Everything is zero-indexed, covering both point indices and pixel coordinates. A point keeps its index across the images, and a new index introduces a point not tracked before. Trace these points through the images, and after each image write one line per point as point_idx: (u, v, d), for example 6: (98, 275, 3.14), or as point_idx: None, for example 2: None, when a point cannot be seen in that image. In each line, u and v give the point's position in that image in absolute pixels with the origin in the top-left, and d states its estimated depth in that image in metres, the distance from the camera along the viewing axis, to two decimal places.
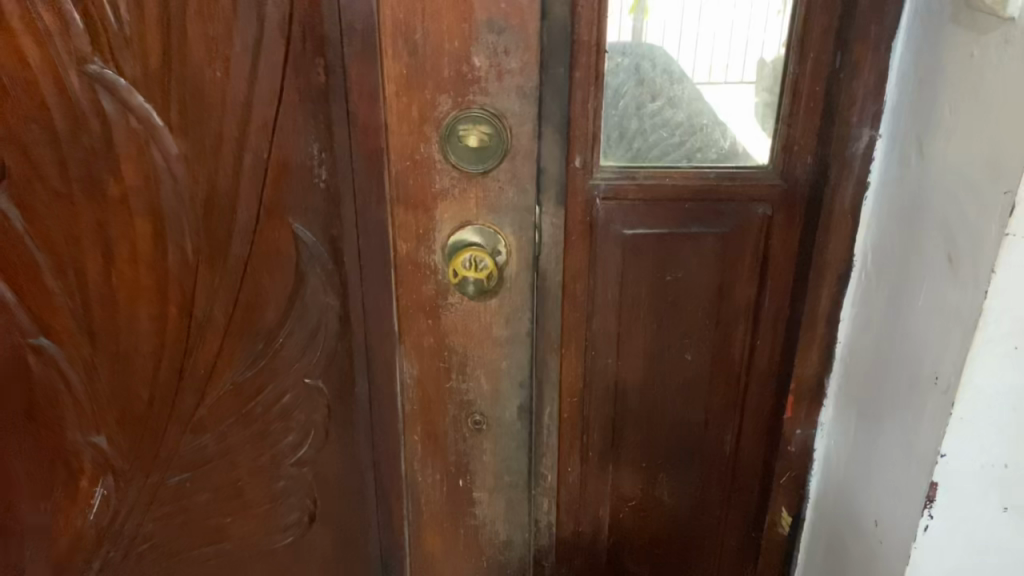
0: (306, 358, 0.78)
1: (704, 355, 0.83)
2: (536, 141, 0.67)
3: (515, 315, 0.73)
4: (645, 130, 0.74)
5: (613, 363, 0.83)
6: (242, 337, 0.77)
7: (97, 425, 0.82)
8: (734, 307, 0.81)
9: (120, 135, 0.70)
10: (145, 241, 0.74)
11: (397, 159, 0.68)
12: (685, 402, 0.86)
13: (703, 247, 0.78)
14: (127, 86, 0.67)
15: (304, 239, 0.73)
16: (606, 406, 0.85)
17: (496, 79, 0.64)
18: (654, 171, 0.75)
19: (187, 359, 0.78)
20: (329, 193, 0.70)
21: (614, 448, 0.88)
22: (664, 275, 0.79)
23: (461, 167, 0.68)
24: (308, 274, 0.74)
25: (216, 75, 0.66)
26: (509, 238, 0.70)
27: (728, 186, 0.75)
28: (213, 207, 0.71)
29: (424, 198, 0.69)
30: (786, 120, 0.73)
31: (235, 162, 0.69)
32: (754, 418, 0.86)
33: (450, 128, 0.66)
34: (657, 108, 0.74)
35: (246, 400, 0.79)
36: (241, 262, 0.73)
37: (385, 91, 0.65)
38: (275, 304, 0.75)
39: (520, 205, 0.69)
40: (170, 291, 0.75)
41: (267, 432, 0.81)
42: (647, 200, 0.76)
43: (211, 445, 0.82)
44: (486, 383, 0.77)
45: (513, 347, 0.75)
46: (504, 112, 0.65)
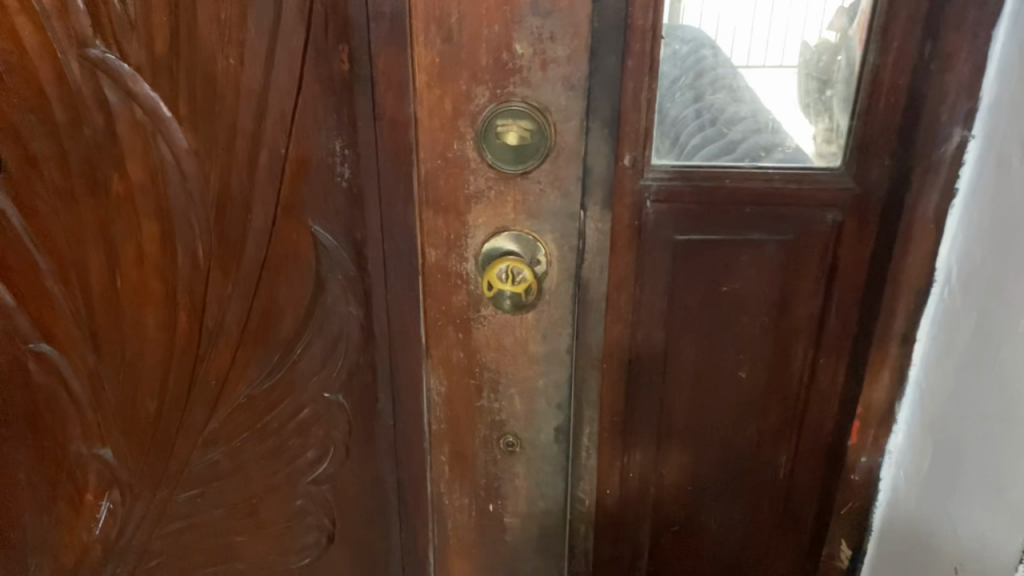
0: (326, 372, 0.71)
1: (759, 373, 0.76)
2: (582, 139, 0.60)
3: (554, 331, 0.67)
4: (705, 126, 0.67)
5: (660, 378, 0.77)
6: (259, 347, 0.70)
7: (103, 437, 0.77)
8: (795, 321, 0.74)
9: (124, 127, 0.63)
10: (151, 243, 0.67)
11: (426, 156, 0.61)
12: (736, 422, 0.79)
13: (763, 257, 0.71)
14: (131, 73, 0.61)
15: (326, 244, 0.66)
16: (650, 426, 0.79)
17: (541, 69, 0.57)
18: (711, 171, 0.68)
19: (198, 370, 0.72)
20: (352, 195, 0.64)
21: (657, 469, 0.82)
22: (718, 285, 0.73)
23: (499, 168, 0.61)
24: (328, 281, 0.68)
25: (229, 62, 0.60)
26: (550, 245, 0.63)
27: (795, 189, 0.68)
28: (226, 207, 0.65)
29: (456, 202, 0.62)
30: (862, 116, 0.65)
31: (251, 158, 0.63)
32: (811, 443, 0.79)
33: (488, 124, 0.59)
34: (717, 101, 0.67)
35: (261, 414, 0.73)
36: (256, 268, 0.67)
37: (416, 83, 0.59)
38: (293, 312, 0.69)
39: (563, 211, 0.62)
40: (179, 297, 0.69)
41: (284, 447, 0.75)
42: (702, 203, 0.69)
43: (224, 461, 0.76)
44: (520, 403, 0.70)
45: (550, 365, 0.68)
46: (548, 106, 0.58)
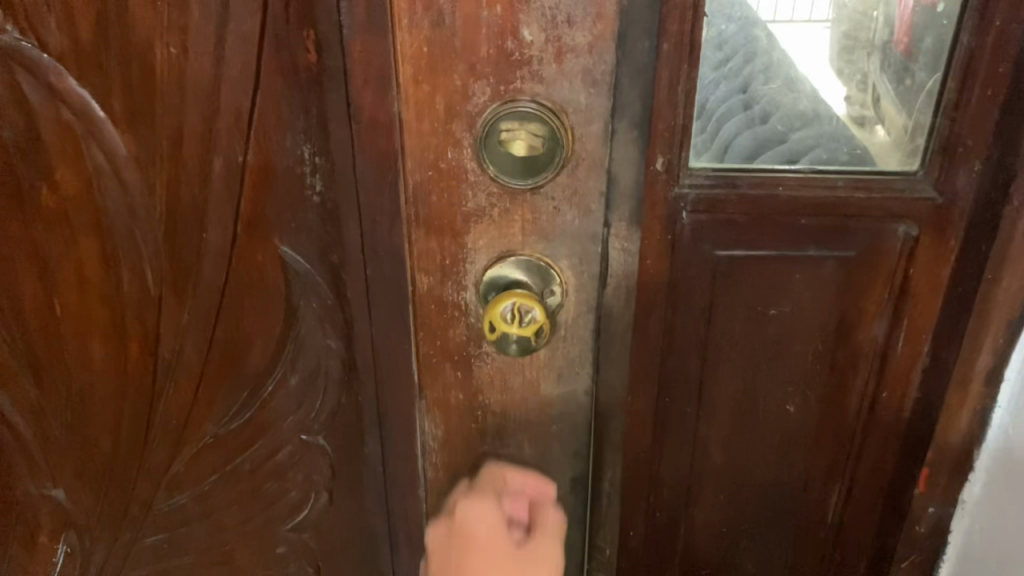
0: (304, 411, 0.61)
1: (809, 408, 0.66)
2: (606, 146, 0.49)
3: (571, 370, 0.56)
4: (755, 122, 0.56)
5: (694, 412, 0.66)
6: (225, 384, 0.60)
7: (54, 477, 0.67)
8: (854, 350, 0.63)
9: (50, 132, 0.53)
10: (91, 266, 0.57)
11: (414, 166, 0.50)
12: (781, 460, 0.69)
13: (819, 276, 0.60)
14: (53, 64, 0.51)
15: (295, 266, 0.56)
16: (682, 461, 0.69)
17: (555, 60, 0.46)
18: (762, 177, 0.57)
19: (155, 408, 0.62)
20: (326, 211, 0.53)
21: (688, 508, 0.71)
22: (764, 307, 0.62)
23: (503, 181, 0.50)
24: (301, 311, 0.57)
25: (170, 52, 0.49)
26: (565, 274, 0.53)
27: (862, 199, 0.57)
28: (176, 224, 0.54)
29: (451, 221, 0.52)
30: (950, 112, 0.54)
31: (202, 167, 0.52)
32: (868, 486, 0.68)
33: (489, 128, 0.48)
34: (771, 92, 0.56)
35: (232, 456, 0.63)
36: (214, 294, 0.57)
37: (401, 76, 0.47)
38: (262, 344, 0.58)
39: (583, 230, 0.51)
40: (129, 326, 0.59)
41: (259, 491, 0.65)
42: (750, 215, 0.58)
43: (192, 505, 0.66)
44: (530, 447, 0.59)
45: (568, 408, 0.58)
46: (564, 106, 0.47)
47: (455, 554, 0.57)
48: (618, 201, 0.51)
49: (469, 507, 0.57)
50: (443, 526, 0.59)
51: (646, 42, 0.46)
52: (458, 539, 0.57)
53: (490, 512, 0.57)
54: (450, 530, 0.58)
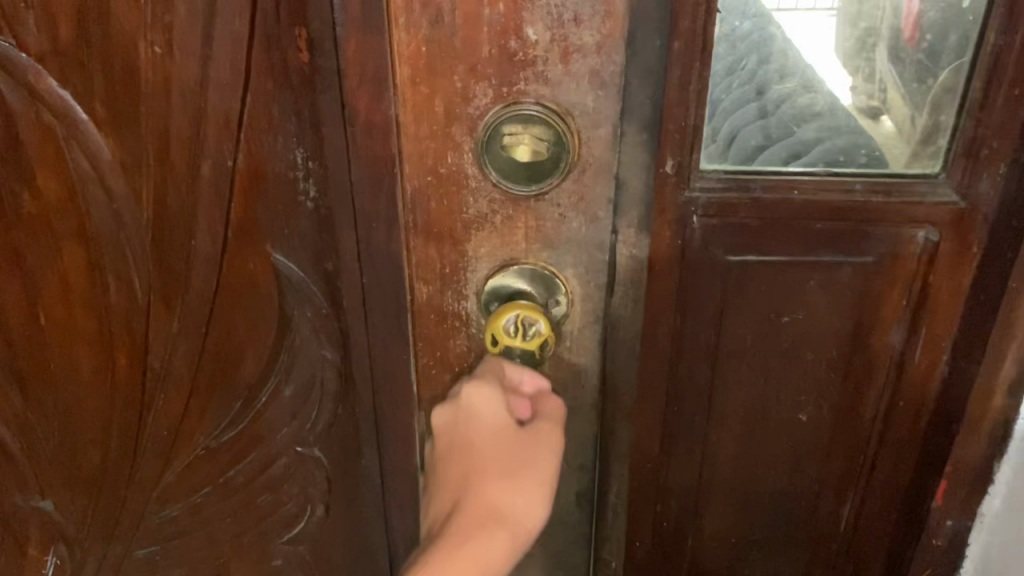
0: (299, 423, 0.59)
1: (823, 417, 0.64)
2: (615, 150, 0.47)
3: (577, 381, 0.55)
4: (769, 123, 0.54)
5: (703, 421, 0.64)
6: (216, 395, 0.58)
7: (42, 488, 0.65)
8: (870, 359, 0.61)
9: (30, 135, 0.51)
10: (77, 273, 0.55)
11: (414, 171, 0.48)
12: (793, 470, 0.66)
13: (834, 283, 0.58)
14: (32, 64, 0.48)
15: (288, 274, 0.54)
16: (690, 472, 0.67)
17: (561, 61, 0.44)
18: (776, 180, 0.54)
19: (145, 419, 0.60)
20: (321, 218, 0.51)
21: (696, 519, 0.69)
22: (777, 315, 0.60)
23: (506, 188, 0.47)
24: (296, 320, 0.55)
25: (155, 51, 0.46)
26: (570, 282, 0.51)
27: (880, 203, 0.54)
28: (164, 230, 0.52)
29: (450, 228, 0.49)
30: (974, 112, 0.52)
31: (190, 172, 0.50)
32: (881, 497, 0.66)
33: (491, 132, 0.46)
34: (786, 92, 0.54)
35: (225, 468, 0.61)
36: (205, 303, 0.54)
37: (398, 77, 0.45)
38: (254, 354, 0.56)
39: (590, 238, 0.49)
40: (117, 335, 0.57)
41: (254, 504, 0.63)
42: (764, 219, 0.55)
43: (185, 517, 0.64)
44: None
45: (573, 420, 0.57)
46: (571, 109, 0.45)
47: (458, 428, 0.52)
48: (626, 208, 0.48)
49: (474, 392, 0.51)
50: (448, 406, 0.53)
51: (656, 42, 0.43)
52: (461, 424, 0.52)
53: (494, 397, 0.51)
54: (453, 414, 0.52)
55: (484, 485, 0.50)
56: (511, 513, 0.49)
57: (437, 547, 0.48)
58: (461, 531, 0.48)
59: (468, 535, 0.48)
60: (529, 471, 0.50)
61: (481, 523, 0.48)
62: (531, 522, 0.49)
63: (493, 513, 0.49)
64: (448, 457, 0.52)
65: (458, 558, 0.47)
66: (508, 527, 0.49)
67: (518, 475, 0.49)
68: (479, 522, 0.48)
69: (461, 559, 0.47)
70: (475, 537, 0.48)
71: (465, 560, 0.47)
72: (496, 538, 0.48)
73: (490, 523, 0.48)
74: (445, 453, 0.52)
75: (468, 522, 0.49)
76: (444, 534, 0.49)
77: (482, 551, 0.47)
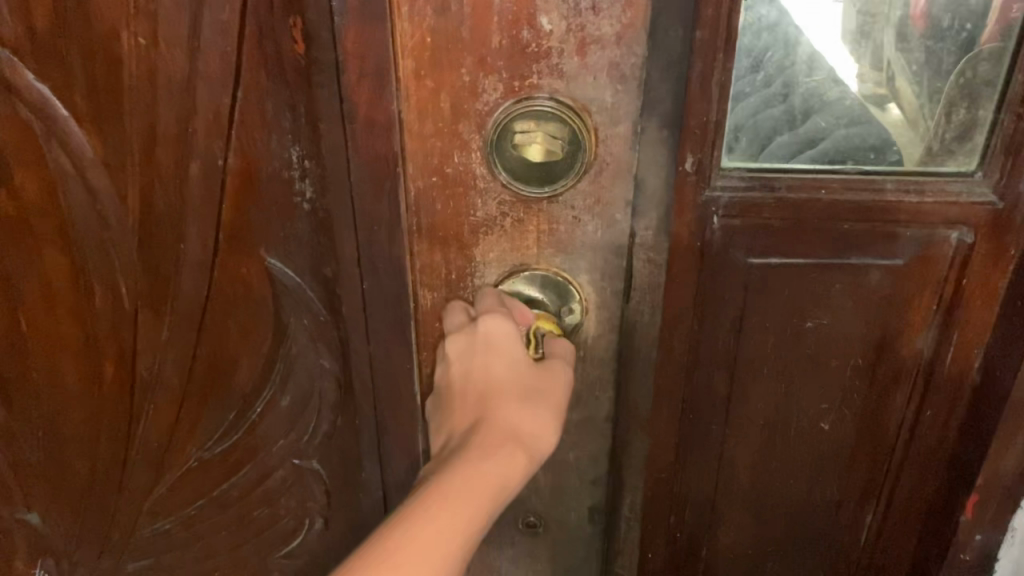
0: (296, 435, 0.56)
1: (845, 427, 0.61)
2: (634, 148, 0.44)
3: (592, 394, 0.53)
4: (795, 119, 0.50)
5: (720, 429, 0.61)
6: (209, 405, 0.55)
7: (26, 500, 0.61)
8: (897, 362, 0.57)
9: (7, 132, 0.47)
10: (59, 278, 0.52)
11: (417, 172, 0.45)
12: (814, 480, 0.63)
13: (861, 288, 0.55)
14: (7, 56, 0.45)
15: (283, 280, 0.51)
16: (706, 483, 0.64)
17: (577, 53, 0.41)
18: (802, 179, 0.50)
19: (134, 431, 0.57)
20: (318, 221, 0.48)
21: (710, 530, 0.66)
22: (800, 320, 0.57)
23: (518, 189, 0.45)
24: (292, 328, 0.53)
25: (139, 42, 0.43)
26: (585, 289, 0.48)
27: (913, 202, 0.51)
28: (152, 233, 0.49)
29: (458, 232, 0.47)
30: (1016, 108, 0.48)
31: (179, 171, 0.47)
32: (905, 508, 0.63)
33: (501, 130, 0.43)
34: (813, 85, 0.49)
35: (219, 481, 0.58)
36: (195, 310, 0.51)
37: (401, 71, 0.42)
38: (248, 362, 0.53)
39: (605, 242, 0.46)
40: (103, 344, 0.54)
41: (249, 517, 0.60)
42: (788, 220, 0.52)
43: (178, 532, 0.61)
44: (545, 478, 0.56)
45: (584, 435, 0.54)
46: (587, 104, 0.42)
47: (473, 357, 0.45)
48: (645, 209, 0.45)
49: (492, 327, 0.45)
50: (455, 324, 0.47)
51: (679, 31, 0.41)
52: (477, 354, 0.45)
53: (511, 334, 0.44)
54: (467, 340, 0.46)
55: (504, 410, 0.43)
56: (527, 440, 0.43)
57: (440, 471, 0.41)
58: (470, 462, 0.41)
59: (478, 458, 0.41)
60: (549, 398, 0.44)
61: (492, 454, 0.41)
62: (543, 452, 0.43)
63: (505, 448, 0.42)
64: (465, 384, 0.46)
65: (463, 486, 0.39)
66: (526, 450, 0.42)
67: (538, 406, 0.44)
68: (484, 475, 0.40)
69: (469, 477, 0.40)
70: (492, 453, 0.41)
71: (471, 496, 0.39)
72: (512, 460, 0.41)
73: (503, 454, 0.41)
74: (457, 381, 0.46)
75: (484, 440, 0.42)
76: (451, 458, 0.41)
77: (481, 502, 0.39)
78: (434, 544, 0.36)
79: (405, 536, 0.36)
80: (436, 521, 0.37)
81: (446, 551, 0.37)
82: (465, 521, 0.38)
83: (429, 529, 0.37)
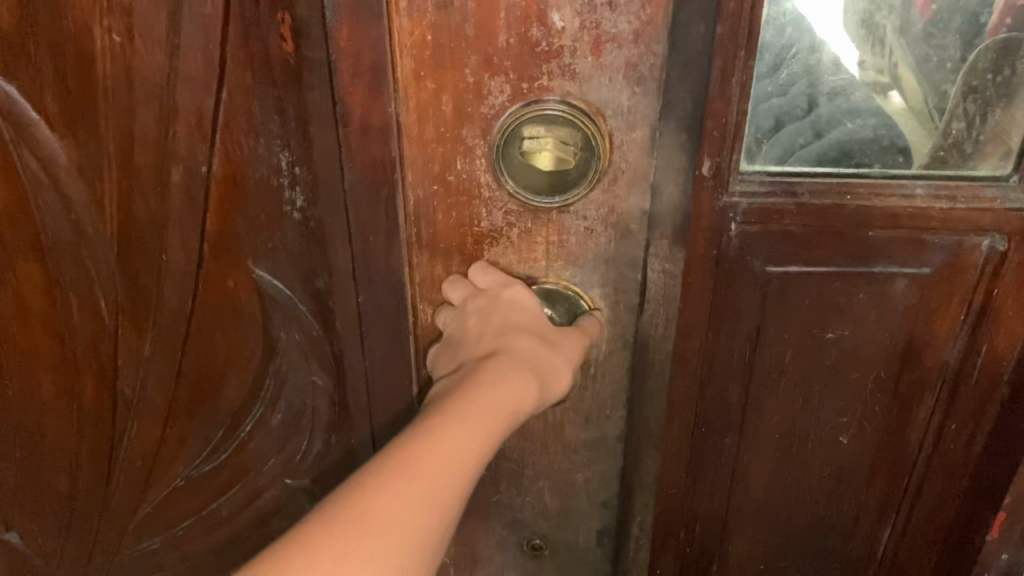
0: (287, 455, 0.53)
1: (864, 440, 0.56)
2: (651, 156, 0.41)
3: (603, 414, 0.50)
4: (820, 120, 0.45)
5: (732, 441, 0.57)
6: (195, 422, 0.52)
7: (8, 518, 0.59)
8: (919, 373, 0.52)
9: None
10: (34, 290, 0.49)
11: (416, 179, 0.42)
12: (828, 496, 0.59)
13: (886, 298, 0.50)
14: None
15: (273, 292, 0.48)
16: (720, 494, 0.59)
17: (591, 53, 0.38)
18: (826, 183, 0.46)
19: (117, 451, 0.53)
20: (309, 231, 0.45)
21: (721, 539, 0.62)
22: (821, 330, 0.52)
23: (525, 198, 0.42)
24: (282, 344, 0.49)
25: (113, 39, 0.40)
26: (597, 303, 0.46)
27: (946, 208, 0.46)
28: (133, 243, 0.46)
29: (462, 244, 0.44)
30: None
31: (159, 178, 0.44)
32: (924, 522, 0.58)
33: (509, 135, 0.40)
34: (840, 85, 0.45)
35: (206, 501, 0.55)
36: (180, 323, 0.48)
37: (401, 72, 0.39)
38: (237, 379, 0.50)
39: (617, 255, 0.44)
40: (83, 359, 0.51)
41: (237, 541, 0.57)
42: (810, 226, 0.47)
43: (165, 553, 0.58)
44: (551, 498, 0.54)
45: (595, 455, 0.52)
46: (602, 109, 0.40)
47: (489, 315, 0.42)
48: (660, 219, 0.43)
49: (518, 299, 0.42)
50: (460, 296, 0.44)
51: (701, 28, 0.37)
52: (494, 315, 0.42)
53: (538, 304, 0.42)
54: (483, 303, 0.43)
55: (519, 343, 0.40)
56: (541, 372, 0.39)
57: (444, 399, 0.36)
58: (480, 387, 0.36)
59: (489, 383, 0.37)
60: (566, 348, 0.41)
61: (506, 380, 0.37)
62: (556, 388, 0.40)
63: (519, 376, 0.38)
64: (473, 332, 0.42)
65: (482, 400, 0.36)
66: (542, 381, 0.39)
67: (558, 351, 0.41)
68: (498, 401, 0.36)
69: (483, 396, 0.36)
70: (509, 373, 0.38)
71: (479, 420, 0.34)
72: (526, 385, 0.38)
73: (518, 381, 0.38)
74: (467, 336, 0.42)
75: (498, 365, 0.38)
76: (457, 386, 0.37)
77: (489, 427, 0.35)
78: (451, 456, 0.32)
79: (411, 459, 0.31)
80: (447, 440, 0.33)
81: (453, 477, 0.32)
82: (473, 446, 0.33)
83: (439, 448, 0.32)
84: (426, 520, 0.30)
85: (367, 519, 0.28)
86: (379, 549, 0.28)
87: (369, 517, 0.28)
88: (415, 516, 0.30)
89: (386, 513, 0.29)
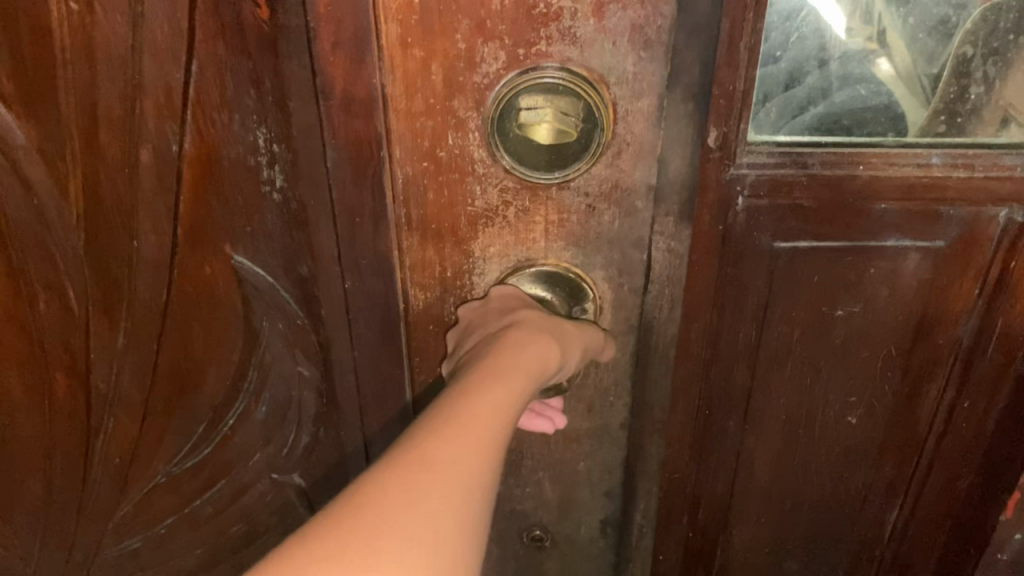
0: (275, 447, 0.51)
1: (874, 422, 0.53)
2: (658, 126, 0.38)
3: (605, 401, 0.48)
4: (829, 86, 0.41)
5: (737, 425, 0.54)
6: (173, 416, 0.49)
7: None
8: (932, 352, 0.50)
9: None
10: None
11: (404, 156, 0.39)
12: (836, 479, 0.57)
13: (898, 275, 0.47)
14: None
15: (251, 278, 0.45)
16: (725, 479, 0.56)
17: (593, 15, 0.35)
18: (840, 152, 0.42)
19: (92, 451, 0.50)
20: (290, 214, 0.42)
21: (726, 526, 0.59)
22: (830, 309, 0.49)
23: (524, 173, 0.39)
24: (266, 332, 0.47)
25: (71, 7, 0.37)
26: (599, 287, 0.43)
27: (960, 179, 0.43)
28: (101, 230, 0.43)
29: (454, 224, 0.41)
30: None
31: (127, 160, 0.41)
32: (935, 505, 0.56)
33: (504, 107, 0.37)
34: (852, 50, 0.41)
35: (189, 497, 0.52)
36: (155, 314, 0.45)
37: (386, 39, 0.36)
38: (218, 370, 0.47)
39: (620, 234, 0.41)
40: (52, 354, 0.48)
41: (224, 537, 0.54)
42: (821, 201, 0.44)
43: (147, 552, 0.55)
44: (552, 489, 0.52)
45: (597, 445, 0.50)
46: (605, 75, 0.37)
47: (491, 308, 0.40)
48: (667, 194, 0.40)
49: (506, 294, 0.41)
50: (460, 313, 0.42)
51: None
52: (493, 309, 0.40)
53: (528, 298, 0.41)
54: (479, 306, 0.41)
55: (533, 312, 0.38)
56: (556, 339, 0.36)
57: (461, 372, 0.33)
58: (496, 358, 0.33)
59: (507, 349, 0.33)
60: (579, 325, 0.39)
61: (525, 344, 0.34)
62: (574, 354, 0.37)
63: (536, 339, 0.34)
64: (481, 318, 0.39)
65: (509, 357, 0.33)
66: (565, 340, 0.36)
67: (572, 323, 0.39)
68: (521, 363, 0.32)
69: (508, 353, 0.33)
70: (531, 333, 0.35)
71: (508, 377, 0.31)
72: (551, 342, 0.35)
73: (535, 346, 0.34)
74: (472, 327, 0.39)
75: (519, 328, 0.35)
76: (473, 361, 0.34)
77: (518, 388, 0.31)
78: (492, 407, 0.29)
79: (441, 427, 0.27)
80: (484, 395, 0.30)
81: (488, 441, 0.28)
82: (504, 407, 0.30)
83: (479, 401, 0.29)
84: (470, 485, 0.26)
85: (400, 492, 0.24)
86: (424, 524, 0.23)
87: (405, 491, 0.24)
88: (455, 484, 0.25)
89: (441, 464, 0.26)
